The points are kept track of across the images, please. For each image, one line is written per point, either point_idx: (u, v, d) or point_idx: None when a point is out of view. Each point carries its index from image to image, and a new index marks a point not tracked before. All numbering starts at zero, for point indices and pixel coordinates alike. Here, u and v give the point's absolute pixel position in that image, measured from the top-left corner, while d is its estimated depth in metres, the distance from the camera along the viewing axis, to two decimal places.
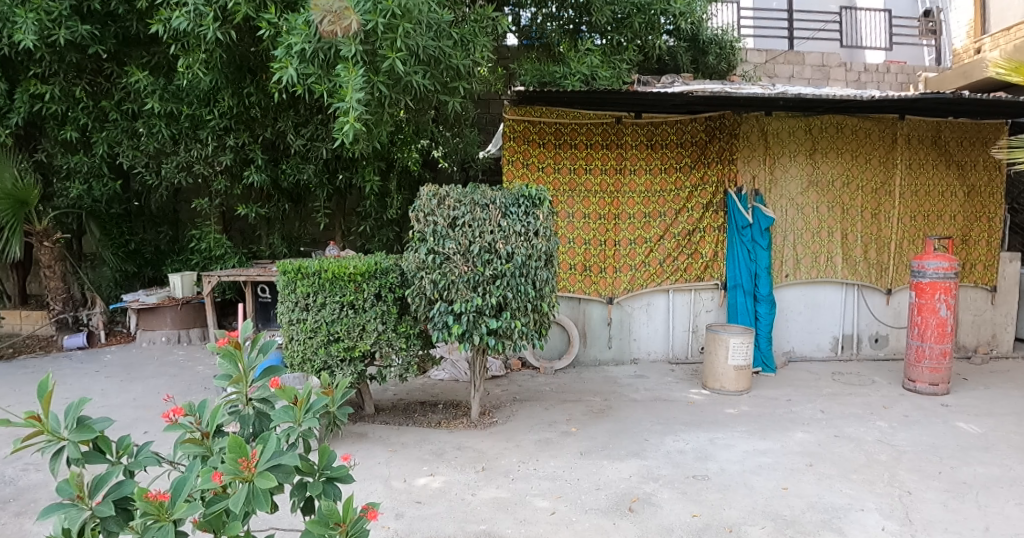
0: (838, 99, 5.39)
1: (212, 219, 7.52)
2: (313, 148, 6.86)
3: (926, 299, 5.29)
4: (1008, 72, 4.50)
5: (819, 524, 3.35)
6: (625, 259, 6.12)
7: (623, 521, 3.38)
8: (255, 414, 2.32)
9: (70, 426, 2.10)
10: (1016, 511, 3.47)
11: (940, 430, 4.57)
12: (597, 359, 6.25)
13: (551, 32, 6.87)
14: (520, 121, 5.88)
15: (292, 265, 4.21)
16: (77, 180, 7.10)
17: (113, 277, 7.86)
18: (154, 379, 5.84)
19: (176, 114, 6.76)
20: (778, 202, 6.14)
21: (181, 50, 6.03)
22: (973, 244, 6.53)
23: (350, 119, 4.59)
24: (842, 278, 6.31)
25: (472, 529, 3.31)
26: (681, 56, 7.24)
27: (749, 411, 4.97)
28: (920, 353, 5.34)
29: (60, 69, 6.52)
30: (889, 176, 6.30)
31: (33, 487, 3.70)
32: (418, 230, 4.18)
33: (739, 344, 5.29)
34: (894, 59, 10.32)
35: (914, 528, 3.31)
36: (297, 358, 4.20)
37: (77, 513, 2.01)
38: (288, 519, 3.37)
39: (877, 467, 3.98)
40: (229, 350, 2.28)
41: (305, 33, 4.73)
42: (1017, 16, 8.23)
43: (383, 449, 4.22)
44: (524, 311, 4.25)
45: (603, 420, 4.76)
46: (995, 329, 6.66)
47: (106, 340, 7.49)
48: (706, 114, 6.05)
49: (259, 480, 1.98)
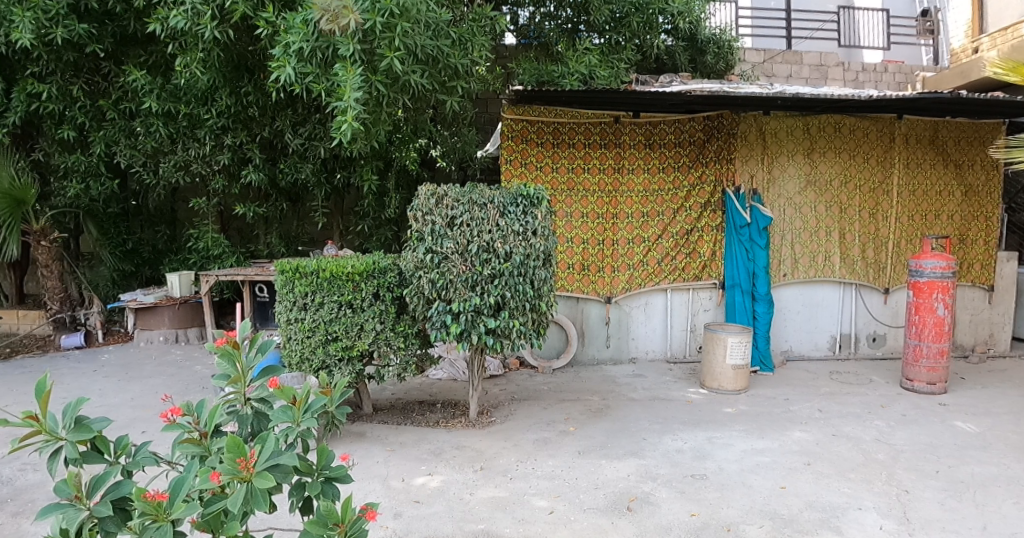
0: (836, 99, 5.39)
1: (210, 218, 7.50)
2: (311, 147, 6.85)
3: (923, 298, 5.30)
4: (1006, 72, 4.50)
5: (817, 523, 3.35)
6: (623, 258, 6.12)
7: (621, 520, 3.38)
8: (254, 414, 2.32)
9: (68, 426, 2.09)
10: (1013, 510, 3.48)
11: (938, 429, 4.58)
12: (595, 358, 6.26)
13: (549, 32, 6.88)
14: (518, 120, 5.88)
15: (291, 264, 4.21)
16: (74, 179, 7.08)
17: (111, 276, 7.85)
18: (152, 379, 5.83)
19: (173, 113, 6.75)
20: (776, 202, 6.15)
21: (178, 49, 6.01)
22: (970, 244, 6.55)
23: (348, 118, 4.59)
24: (840, 277, 6.32)
25: (470, 528, 3.31)
26: (679, 56, 7.24)
27: (748, 410, 4.97)
28: (918, 352, 5.34)
29: (57, 68, 6.51)
30: (887, 175, 6.31)
31: (30, 488, 3.70)
32: (417, 229, 4.19)
33: (737, 344, 5.29)
34: (892, 58, 10.29)
35: (912, 527, 3.32)
36: (295, 358, 4.20)
37: (75, 513, 2.00)
38: (287, 519, 3.36)
39: (875, 466, 3.98)
40: (228, 350, 2.28)
41: (303, 31, 4.72)
42: (1014, 16, 8.25)
43: (381, 449, 4.21)
44: (522, 310, 4.24)
45: (602, 419, 4.76)
46: (993, 328, 6.67)
47: (104, 339, 7.49)
48: (704, 113, 6.05)
49: (258, 480, 1.97)
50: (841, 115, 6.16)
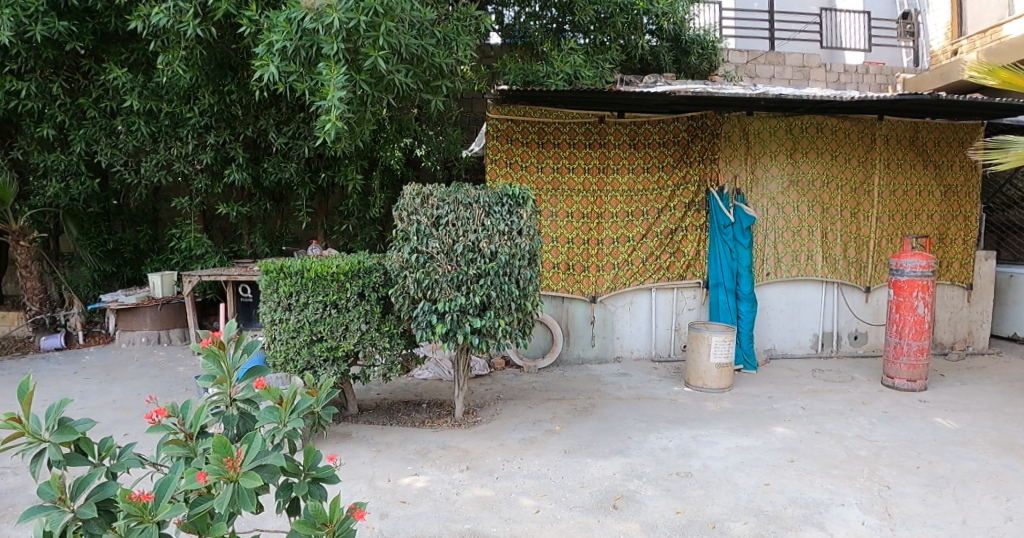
0: (818, 100, 5.45)
1: (193, 218, 7.42)
2: (295, 146, 6.79)
3: (904, 297, 5.37)
4: (984, 75, 4.54)
5: (801, 519, 3.39)
6: (609, 258, 6.15)
7: (607, 518, 3.40)
8: (239, 415, 2.31)
9: (51, 429, 2.07)
10: (992, 504, 3.54)
11: (919, 425, 4.64)
12: (580, 357, 6.28)
13: (534, 32, 6.91)
14: (503, 121, 5.90)
15: (275, 264, 4.16)
16: (54, 178, 6.97)
17: (91, 277, 7.71)
18: (135, 380, 5.77)
19: (156, 112, 6.69)
20: (760, 202, 6.20)
21: (160, 47, 5.94)
22: (950, 243, 6.64)
23: (333, 117, 4.57)
24: (822, 276, 6.39)
25: (457, 528, 3.31)
26: (663, 56, 7.26)
27: (731, 407, 5.02)
28: (898, 349, 5.42)
29: (37, 66, 6.39)
30: (869, 175, 6.39)
31: (9, 492, 3.63)
32: (402, 228, 4.17)
33: (721, 342, 5.32)
34: (874, 60, 10.39)
35: (893, 522, 3.37)
36: (279, 358, 4.15)
37: (58, 516, 1.97)
38: (274, 521, 3.34)
39: (857, 462, 4.04)
40: (213, 350, 2.29)
41: (287, 30, 4.71)
42: (993, 19, 8.52)
43: (367, 449, 4.20)
44: (508, 310, 4.26)
45: (587, 418, 4.78)
46: (972, 327, 6.78)
47: (85, 340, 7.46)
48: (689, 114, 6.10)
49: (245, 480, 1.96)
50: (823, 115, 6.23)
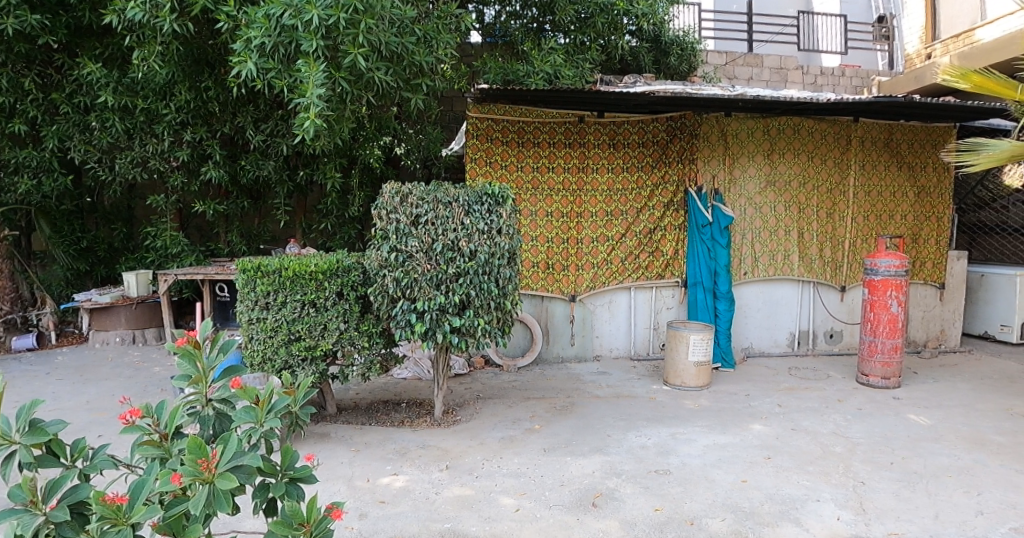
0: (794, 101, 5.52)
1: (168, 216, 7.32)
2: (273, 144, 6.73)
3: (878, 296, 5.47)
4: (956, 79, 4.60)
5: (777, 515, 3.44)
6: (588, 257, 6.17)
7: (587, 516, 3.42)
8: (215, 415, 2.29)
9: (22, 430, 2.03)
10: (963, 499, 3.62)
11: (892, 422, 4.73)
12: (560, 356, 6.31)
13: (514, 31, 6.92)
14: (483, 120, 5.90)
15: (252, 263, 4.11)
16: (26, 175, 6.82)
17: (64, 276, 7.54)
18: (109, 381, 5.68)
19: (131, 107, 6.59)
20: (737, 202, 6.26)
21: (136, 42, 5.85)
22: (924, 244, 6.76)
23: (311, 115, 4.53)
24: (798, 275, 6.47)
25: (437, 527, 3.31)
26: (643, 57, 7.30)
27: (709, 405, 5.07)
28: (873, 348, 5.51)
29: (8, 60, 6.26)
30: (844, 176, 6.49)
31: None
32: (381, 227, 4.16)
33: (699, 341, 5.37)
34: (850, 63, 10.54)
35: (867, 517, 3.43)
36: (257, 358, 4.11)
37: (30, 519, 1.94)
38: (251, 522, 3.31)
39: (832, 458, 4.10)
40: (189, 349, 2.26)
41: (265, 26, 4.65)
42: (966, 23, 8.68)
43: (346, 449, 4.18)
44: (487, 309, 4.26)
45: (567, 416, 4.80)
46: (944, 325, 6.91)
47: (57, 340, 7.33)
48: (668, 114, 6.14)
49: (221, 481, 1.95)
50: (799, 116, 6.31)
